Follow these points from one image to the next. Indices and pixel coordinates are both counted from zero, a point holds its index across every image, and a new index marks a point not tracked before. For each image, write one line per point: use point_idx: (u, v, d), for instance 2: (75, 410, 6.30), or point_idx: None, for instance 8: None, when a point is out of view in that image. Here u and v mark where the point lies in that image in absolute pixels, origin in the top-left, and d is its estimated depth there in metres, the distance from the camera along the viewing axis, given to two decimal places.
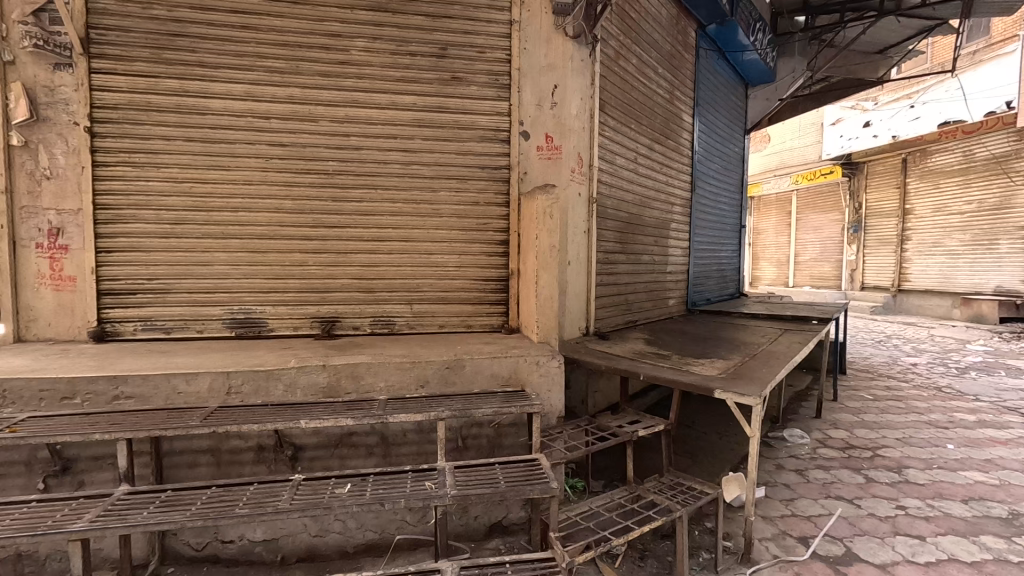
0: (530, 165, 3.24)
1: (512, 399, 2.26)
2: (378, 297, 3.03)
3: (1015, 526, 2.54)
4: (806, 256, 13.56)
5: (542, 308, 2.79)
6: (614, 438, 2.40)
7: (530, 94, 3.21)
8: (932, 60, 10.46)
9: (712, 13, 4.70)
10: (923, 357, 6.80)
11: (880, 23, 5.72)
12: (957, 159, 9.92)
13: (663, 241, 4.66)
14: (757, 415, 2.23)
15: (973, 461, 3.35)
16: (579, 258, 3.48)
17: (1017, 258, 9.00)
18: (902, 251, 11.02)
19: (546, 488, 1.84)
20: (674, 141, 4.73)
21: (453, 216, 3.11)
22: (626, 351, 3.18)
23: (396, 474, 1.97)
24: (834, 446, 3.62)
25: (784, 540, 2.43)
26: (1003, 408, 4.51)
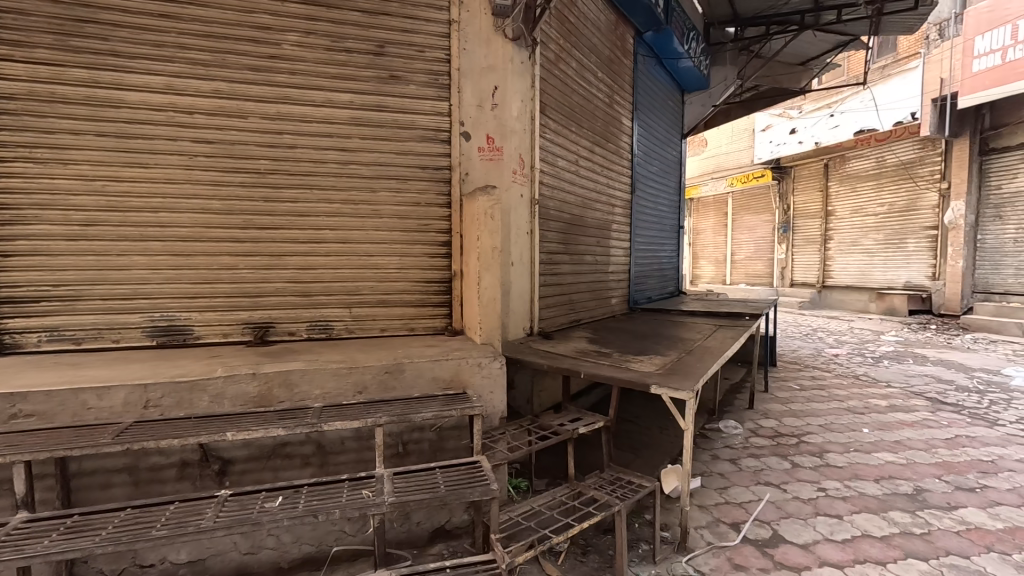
0: (471, 166, 3.22)
1: (453, 402, 2.25)
2: (316, 300, 2.92)
3: (919, 501, 2.78)
4: (741, 255, 14.32)
5: (485, 310, 2.78)
6: (555, 437, 2.42)
7: (470, 95, 3.20)
8: (848, 73, 11.29)
9: (648, 20, 4.86)
10: (843, 348, 7.33)
11: (801, 37, 6.12)
12: (871, 164, 10.81)
13: (605, 242, 4.77)
14: (690, 409, 2.32)
15: (885, 443, 3.64)
16: (522, 258, 3.50)
17: (922, 256, 9.89)
18: (826, 250, 11.84)
19: (486, 490, 1.84)
20: (614, 144, 4.86)
21: (393, 218, 3.05)
22: (568, 350, 3.23)
23: (332, 483, 1.91)
24: (764, 435, 3.83)
25: (717, 527, 2.54)
26: (911, 393, 4.94)
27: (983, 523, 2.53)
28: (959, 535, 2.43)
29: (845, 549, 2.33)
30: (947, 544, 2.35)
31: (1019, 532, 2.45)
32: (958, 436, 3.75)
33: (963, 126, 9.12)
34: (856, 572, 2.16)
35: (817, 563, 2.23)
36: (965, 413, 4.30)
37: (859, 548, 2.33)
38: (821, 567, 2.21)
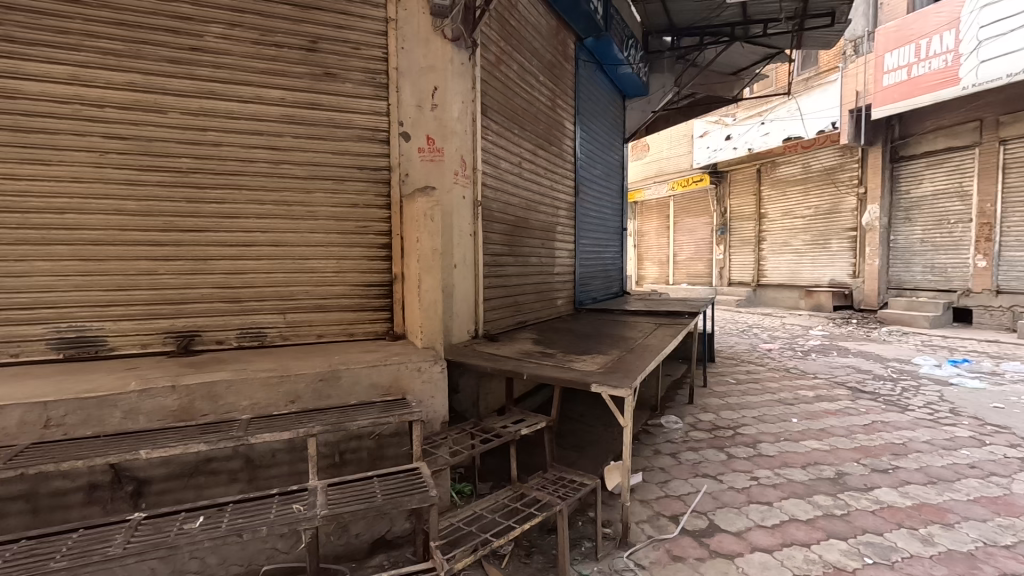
0: (411, 167, 3.17)
1: (391, 408, 2.19)
2: (246, 307, 2.77)
3: (840, 484, 2.96)
4: (682, 256, 14.90)
5: (426, 313, 2.73)
6: (498, 439, 2.40)
7: (409, 95, 3.14)
8: (776, 84, 12.03)
9: (588, 26, 4.96)
10: (775, 343, 7.76)
11: (732, 48, 6.47)
12: (798, 170, 11.56)
13: (550, 244, 4.82)
14: (629, 406, 2.37)
15: (811, 431, 3.87)
16: (466, 260, 3.47)
17: (844, 255, 10.64)
18: (760, 250, 12.51)
19: (424, 497, 1.80)
20: (557, 148, 4.93)
21: (330, 219, 2.95)
22: (512, 351, 3.23)
23: (261, 499, 1.80)
24: (703, 428, 3.98)
25: (657, 520, 2.61)
26: (835, 383, 5.30)
27: (895, 501, 2.74)
28: (875, 513, 2.61)
29: (774, 534, 2.45)
30: (864, 523, 2.52)
31: (925, 508, 2.66)
32: (874, 421, 4.04)
33: (876, 135, 9.88)
34: (784, 555, 2.27)
35: (749, 549, 2.34)
36: (881, 400, 4.65)
37: (787, 533, 2.46)
38: (753, 552, 2.31)
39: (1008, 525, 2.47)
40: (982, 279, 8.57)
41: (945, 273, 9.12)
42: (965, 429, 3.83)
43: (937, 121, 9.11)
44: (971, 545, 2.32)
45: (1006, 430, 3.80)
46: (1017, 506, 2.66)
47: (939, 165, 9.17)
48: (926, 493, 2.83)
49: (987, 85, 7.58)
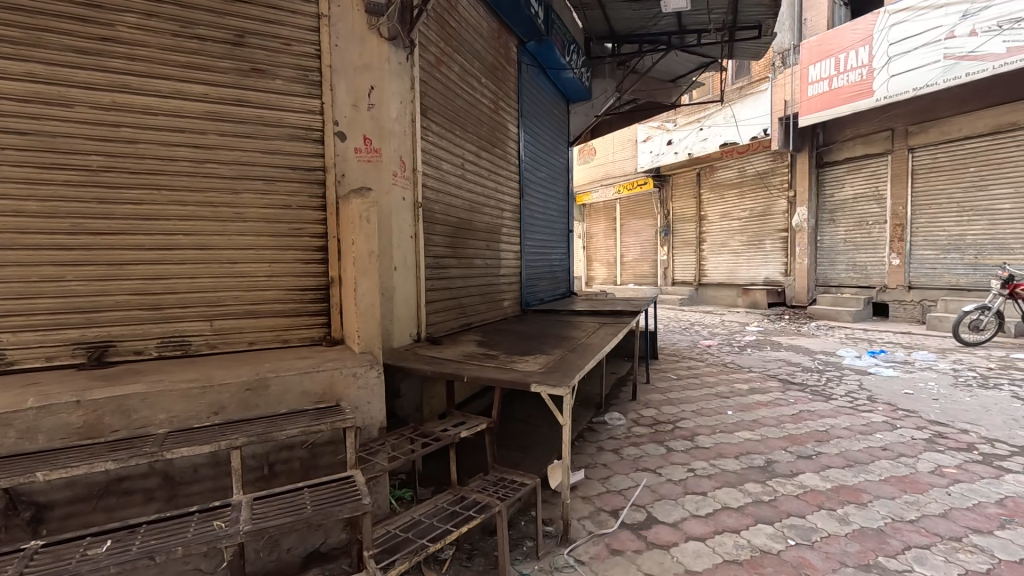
0: (347, 167, 3.09)
1: (323, 415, 2.12)
2: (168, 315, 2.61)
3: (769, 471, 3.13)
4: (629, 257, 15.36)
5: (362, 317, 2.66)
6: (438, 442, 2.37)
7: (344, 94, 3.07)
8: (712, 92, 12.63)
9: (530, 30, 5.03)
10: (715, 339, 8.11)
11: (670, 56, 6.72)
12: (734, 175, 12.19)
13: (495, 246, 4.83)
14: (567, 405, 2.40)
15: (744, 422, 4.07)
16: (406, 263, 3.42)
17: (777, 255, 11.30)
18: (701, 251, 13.08)
19: (356, 506, 1.75)
20: (501, 150, 4.95)
21: (261, 221, 2.82)
22: (455, 354, 3.21)
23: (179, 518, 1.69)
24: (644, 424, 4.10)
25: (598, 515, 2.66)
26: (768, 375, 5.61)
27: (817, 485, 2.92)
28: (799, 497, 2.77)
29: (707, 523, 2.55)
30: (789, 507, 2.67)
31: (842, 490, 2.85)
32: (801, 411, 4.30)
33: (803, 142, 10.53)
34: (715, 542, 2.37)
35: (683, 538, 2.42)
36: (808, 390, 4.95)
37: (719, 521, 2.56)
38: (687, 541, 2.39)
39: (913, 501, 2.69)
40: (896, 275, 9.27)
41: (865, 270, 9.83)
42: (880, 415, 4.13)
43: (855, 130, 9.80)
44: (881, 521, 2.51)
45: (914, 414, 4.14)
46: (921, 483, 2.90)
47: (858, 170, 9.88)
48: (844, 475, 3.03)
49: (897, 98, 8.25)
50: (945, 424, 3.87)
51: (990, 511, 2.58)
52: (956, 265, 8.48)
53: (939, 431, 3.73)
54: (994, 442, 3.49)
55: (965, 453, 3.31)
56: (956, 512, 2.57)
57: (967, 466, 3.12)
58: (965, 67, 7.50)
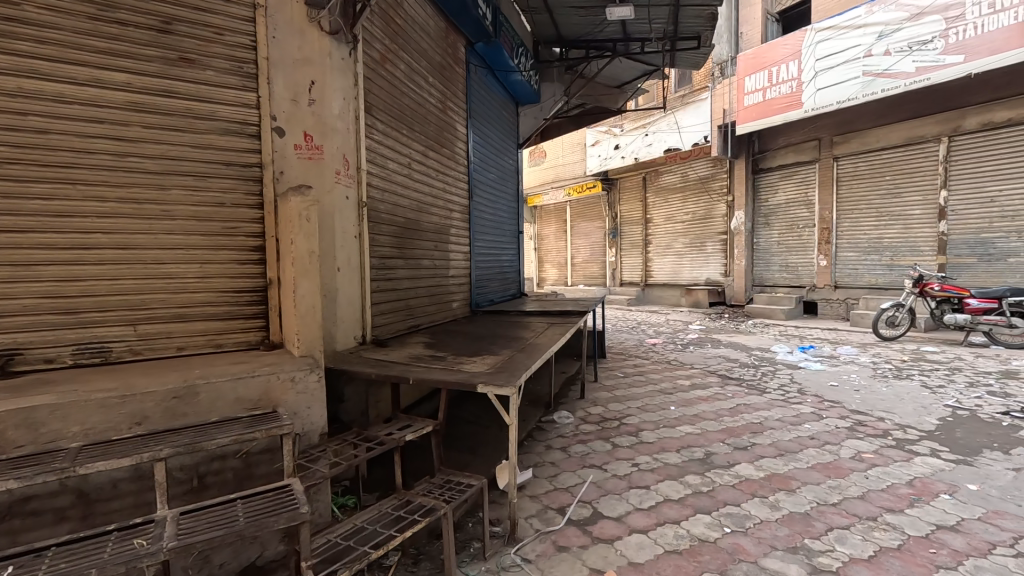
0: (286, 164, 2.98)
1: (258, 423, 2.03)
2: (85, 319, 2.39)
3: (708, 463, 3.26)
4: (579, 258, 15.65)
5: (301, 319, 2.57)
6: (382, 446, 2.32)
7: (282, 88, 2.95)
8: (657, 99, 13.08)
9: (478, 31, 5.03)
10: (660, 338, 8.40)
11: (615, 62, 6.90)
12: (678, 179, 12.69)
13: (443, 247, 4.80)
14: (513, 404, 2.41)
15: (686, 416, 4.23)
16: (350, 263, 3.34)
17: (718, 257, 11.84)
18: (647, 252, 13.52)
19: (294, 515, 1.68)
20: (449, 150, 4.92)
21: (191, 219, 2.66)
22: (401, 356, 3.15)
23: (94, 538, 1.56)
24: (591, 421, 4.18)
25: (545, 513, 2.68)
26: (708, 371, 5.87)
27: (751, 474, 3.07)
28: (735, 487, 2.91)
29: (650, 515, 2.62)
30: (725, 496, 2.80)
31: (774, 477, 3.02)
32: (738, 404, 4.52)
33: (740, 149, 11.09)
34: (657, 534, 2.45)
35: (627, 531, 2.49)
36: (744, 384, 5.22)
37: (661, 512, 2.65)
38: (630, 535, 2.45)
39: (836, 486, 2.88)
40: (824, 276, 9.92)
41: (797, 271, 10.46)
42: (808, 406, 4.40)
43: (787, 139, 10.41)
44: (808, 505, 2.67)
45: (839, 404, 4.44)
46: (843, 468, 3.11)
47: (789, 177, 10.51)
48: (776, 464, 3.21)
49: (823, 109, 8.84)
50: (865, 413, 4.18)
51: (901, 491, 2.81)
52: (875, 266, 9.17)
53: (859, 419, 4.03)
54: (906, 428, 3.80)
55: (882, 439, 3.59)
56: (872, 493, 2.78)
57: (883, 450, 3.37)
58: (882, 84, 8.12)
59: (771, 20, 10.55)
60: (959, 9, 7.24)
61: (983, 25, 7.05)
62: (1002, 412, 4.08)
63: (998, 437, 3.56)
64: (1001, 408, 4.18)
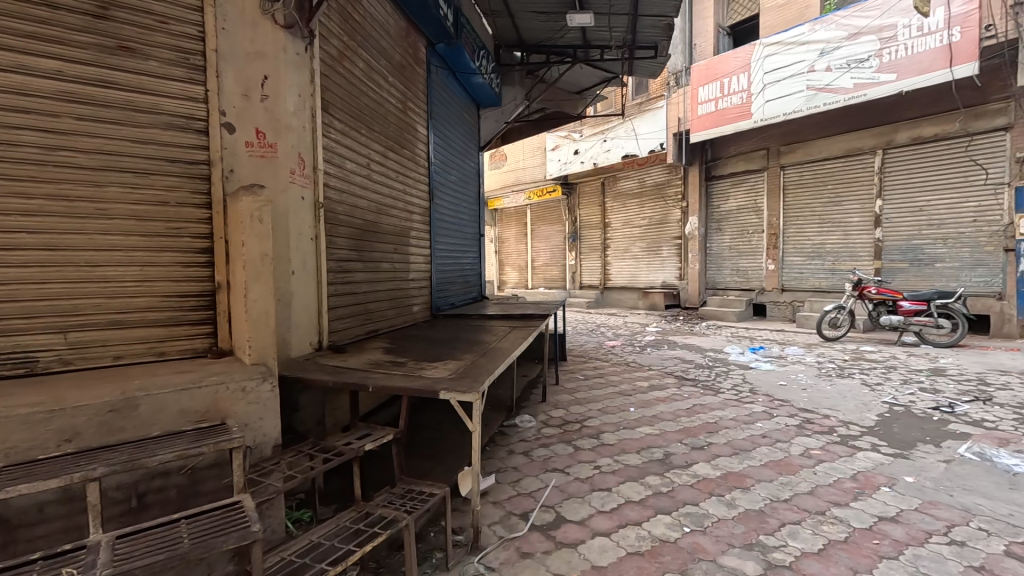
0: (236, 162, 2.83)
1: (206, 436, 1.91)
2: (8, 327, 2.18)
3: (667, 463, 3.33)
4: (539, 261, 15.77)
5: (253, 325, 2.44)
6: (340, 457, 2.22)
7: (233, 82, 2.80)
8: (615, 106, 13.37)
9: (439, 32, 4.98)
10: (618, 340, 8.55)
11: (575, 68, 6.99)
12: (635, 185, 13.00)
13: (403, 250, 4.70)
14: (477, 410, 2.37)
15: (645, 417, 4.32)
16: (305, 266, 3.21)
17: (673, 261, 12.20)
18: (606, 256, 13.78)
19: (245, 534, 1.58)
20: (410, 151, 4.84)
21: (131, 219, 2.48)
22: (360, 362, 3.06)
23: (15, 569, 1.42)
24: (553, 424, 4.19)
25: (508, 520, 2.65)
26: (666, 373, 6.01)
27: (708, 473, 3.16)
28: (693, 486, 2.98)
29: (611, 518, 2.64)
30: (684, 496, 2.86)
31: (729, 476, 3.11)
32: (694, 404, 4.65)
33: (694, 157, 11.47)
34: (619, 536, 2.47)
35: (589, 535, 2.49)
36: (700, 385, 5.38)
37: (622, 514, 2.67)
38: (593, 538, 2.46)
39: (787, 482, 3.00)
40: (771, 279, 10.39)
41: (746, 274, 10.90)
42: (760, 405, 4.58)
43: (737, 148, 10.85)
44: (762, 502, 2.76)
45: (787, 403, 4.65)
46: (794, 465, 3.25)
47: (739, 184, 10.96)
48: (731, 462, 3.31)
49: (771, 121, 9.27)
50: (812, 411, 4.38)
51: (847, 485, 2.95)
52: (819, 270, 9.67)
53: (806, 417, 4.22)
54: (849, 424, 4.01)
55: (828, 435, 3.77)
56: (821, 488, 2.91)
57: (829, 446, 3.54)
58: (824, 98, 8.58)
59: (723, 34, 10.99)
60: (891, 31, 7.76)
61: (913, 47, 7.58)
62: (933, 407, 4.38)
63: (930, 430, 3.81)
64: (932, 403, 4.49)
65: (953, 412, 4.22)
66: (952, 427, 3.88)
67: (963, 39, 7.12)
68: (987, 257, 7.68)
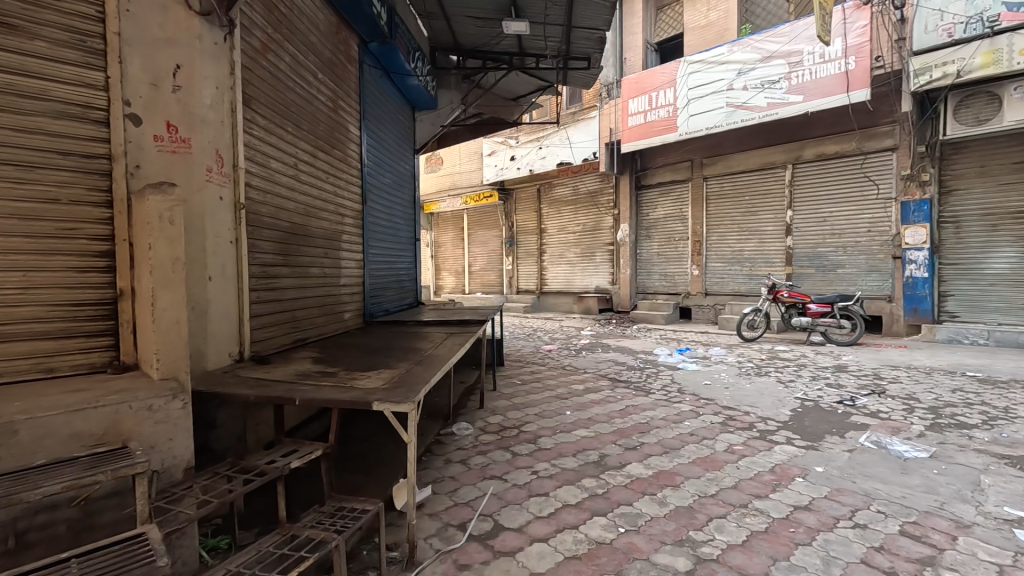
0: (143, 158, 2.56)
1: (103, 463, 1.70)
2: None
3: (602, 465, 3.40)
4: (476, 266, 15.74)
5: (161, 337, 2.22)
6: (262, 477, 2.06)
7: (139, 69, 2.54)
8: (550, 114, 13.63)
9: (372, 30, 4.84)
10: (554, 344, 8.68)
11: (512, 75, 7.05)
12: (569, 192, 13.32)
13: (334, 254, 4.50)
14: (412, 421, 2.29)
15: (580, 420, 4.39)
16: (224, 271, 2.99)
17: (606, 266, 12.61)
18: (542, 261, 14.01)
19: (148, 571, 1.43)
20: (341, 152, 4.66)
21: (12, 219, 2.18)
22: (285, 374, 2.87)
23: None
24: (491, 431, 4.15)
25: (445, 532, 2.59)
26: (600, 375, 6.17)
27: (641, 473, 3.25)
28: (627, 487, 3.05)
29: (550, 523, 2.65)
30: (619, 497, 2.92)
31: (661, 474, 3.22)
32: (627, 406, 4.79)
33: (624, 166, 11.93)
34: (557, 541, 2.47)
35: (527, 542, 2.48)
36: (632, 387, 5.56)
37: (560, 519, 2.69)
38: (531, 544, 2.45)
39: (713, 478, 3.15)
40: (696, 284, 10.98)
41: (673, 279, 11.45)
42: (687, 404, 4.80)
43: (664, 159, 11.41)
44: (691, 499, 2.88)
45: (712, 401, 4.91)
46: (718, 461, 3.42)
47: (667, 194, 11.51)
48: (662, 461, 3.43)
49: (694, 134, 9.82)
50: (734, 408, 4.65)
51: (766, 478, 3.15)
52: (737, 275, 10.34)
53: (729, 414, 4.47)
54: (767, 420, 4.29)
55: (748, 431, 4.01)
56: (743, 482, 3.08)
57: (750, 442, 3.77)
58: (741, 115, 9.21)
59: (650, 50, 11.52)
60: (798, 57, 8.48)
61: (817, 72, 8.31)
62: (837, 401, 4.78)
63: (836, 423, 4.16)
64: (836, 397, 4.91)
65: (854, 405, 4.64)
66: (854, 418, 4.27)
67: (857, 67, 7.91)
68: (880, 263, 8.54)
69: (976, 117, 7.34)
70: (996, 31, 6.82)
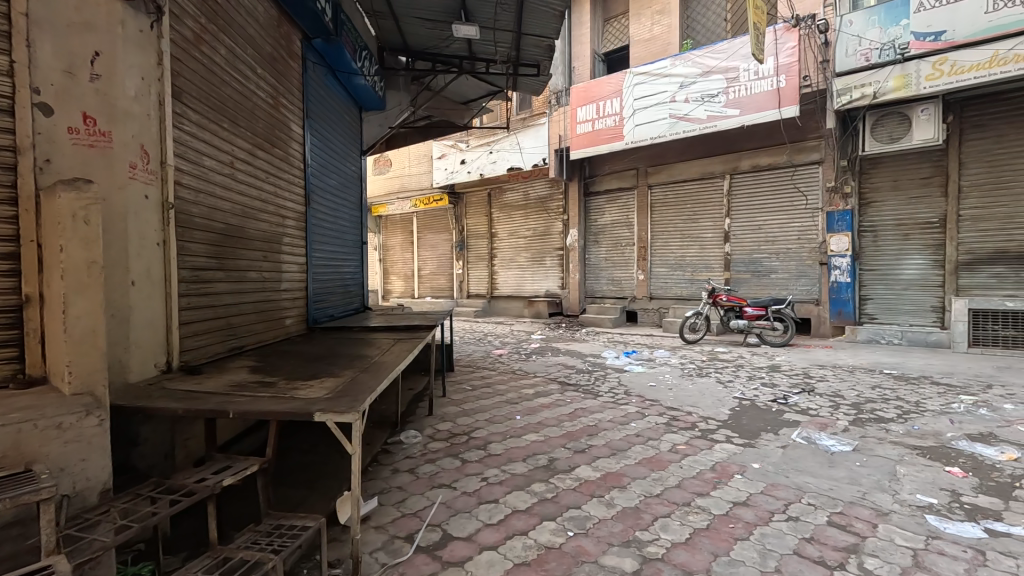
0: (55, 151, 2.32)
1: (2, 489, 1.53)
2: None
3: (552, 469, 3.41)
4: (426, 270, 15.53)
5: (73, 347, 2.02)
6: (190, 497, 1.91)
7: (50, 54, 2.29)
8: (500, 119, 13.68)
9: (316, 26, 4.68)
10: (505, 348, 8.69)
11: (462, 78, 7.02)
12: (520, 197, 13.41)
13: (273, 257, 4.30)
14: (356, 431, 2.20)
15: (530, 425, 4.40)
16: (149, 275, 2.78)
17: (555, 271, 12.76)
18: (492, 265, 14.01)
19: None
20: (282, 151, 4.47)
21: None
22: (219, 385, 2.70)
23: None
24: (439, 438, 4.08)
25: (391, 545, 2.50)
26: (550, 379, 6.22)
27: (588, 475, 3.29)
28: (576, 490, 3.08)
29: (499, 530, 2.63)
30: (567, 500, 2.94)
31: (608, 476, 3.27)
32: (576, 409, 4.86)
33: (573, 172, 12.15)
34: (506, 548, 2.45)
35: (477, 550, 2.44)
36: (581, 390, 5.63)
37: (509, 525, 2.67)
38: (481, 553, 2.42)
39: (658, 477, 3.23)
40: (641, 288, 11.32)
41: (620, 284, 11.75)
42: (634, 406, 4.92)
43: (611, 167, 11.71)
44: (637, 499, 2.94)
45: (657, 402, 5.05)
46: (663, 460, 3.52)
47: (614, 201, 11.82)
48: (609, 463, 3.49)
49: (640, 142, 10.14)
50: (677, 409, 4.82)
51: (707, 476, 3.26)
52: (680, 280, 10.74)
53: (673, 415, 4.62)
54: (708, 419, 4.46)
55: (690, 431, 4.15)
56: (686, 481, 3.18)
57: (692, 441, 3.91)
58: (683, 126, 9.59)
59: (598, 60, 11.81)
60: (735, 73, 8.95)
61: (752, 87, 8.79)
62: (772, 399, 5.05)
63: (770, 420, 4.38)
64: (770, 396, 5.18)
65: (787, 403, 4.91)
66: (787, 415, 4.51)
67: (788, 85, 8.44)
68: (808, 269, 9.12)
69: (890, 135, 7.98)
70: (907, 57, 7.47)
